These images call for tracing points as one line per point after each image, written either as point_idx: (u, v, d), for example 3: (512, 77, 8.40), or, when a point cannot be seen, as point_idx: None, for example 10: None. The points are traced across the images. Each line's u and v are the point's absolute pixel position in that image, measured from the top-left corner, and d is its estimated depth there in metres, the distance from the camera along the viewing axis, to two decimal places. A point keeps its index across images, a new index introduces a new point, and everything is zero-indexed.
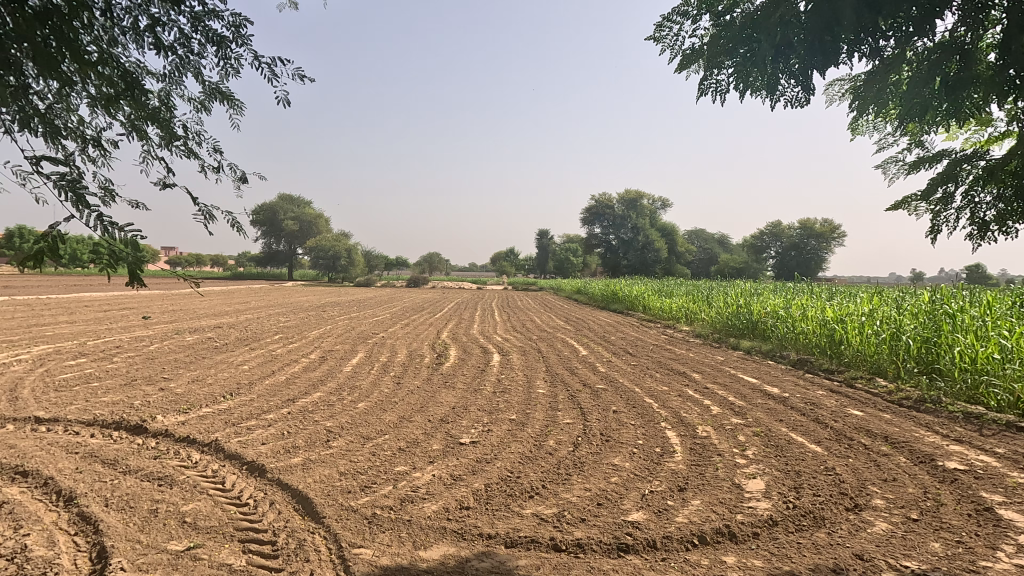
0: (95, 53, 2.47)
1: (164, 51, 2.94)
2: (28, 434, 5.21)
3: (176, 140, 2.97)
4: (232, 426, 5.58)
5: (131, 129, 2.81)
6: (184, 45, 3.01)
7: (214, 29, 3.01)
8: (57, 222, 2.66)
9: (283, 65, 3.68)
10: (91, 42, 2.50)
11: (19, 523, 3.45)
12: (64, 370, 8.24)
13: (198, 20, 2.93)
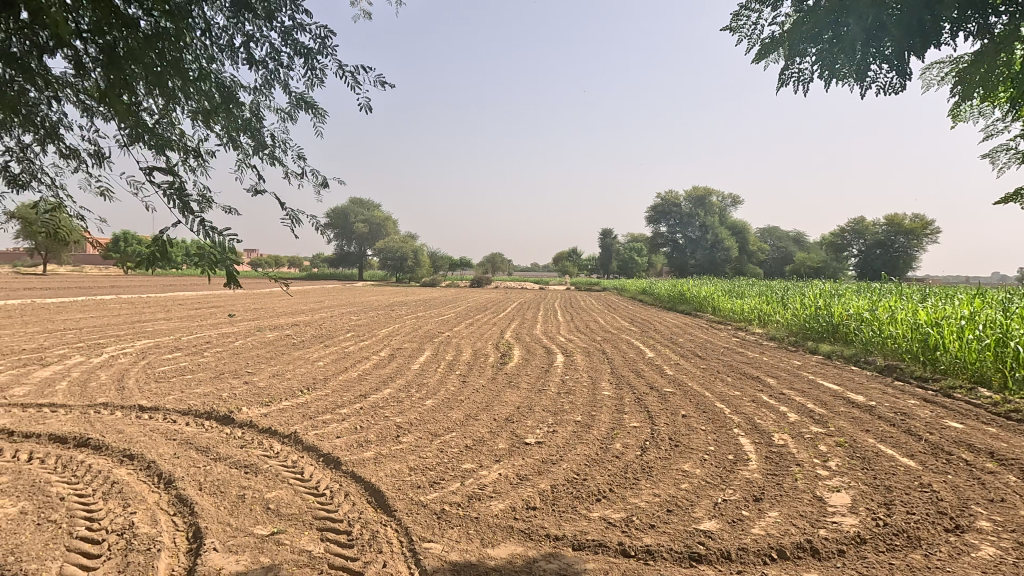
0: (196, 70, 2.65)
1: (255, 66, 3.10)
2: (134, 421, 5.73)
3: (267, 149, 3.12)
4: (309, 420, 5.88)
5: (226, 140, 3.00)
6: (273, 59, 3.16)
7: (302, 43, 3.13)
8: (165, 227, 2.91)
9: (366, 72, 3.70)
10: (193, 60, 2.68)
11: (127, 502, 3.79)
12: (162, 363, 8.99)
13: (287, 34, 3.05)
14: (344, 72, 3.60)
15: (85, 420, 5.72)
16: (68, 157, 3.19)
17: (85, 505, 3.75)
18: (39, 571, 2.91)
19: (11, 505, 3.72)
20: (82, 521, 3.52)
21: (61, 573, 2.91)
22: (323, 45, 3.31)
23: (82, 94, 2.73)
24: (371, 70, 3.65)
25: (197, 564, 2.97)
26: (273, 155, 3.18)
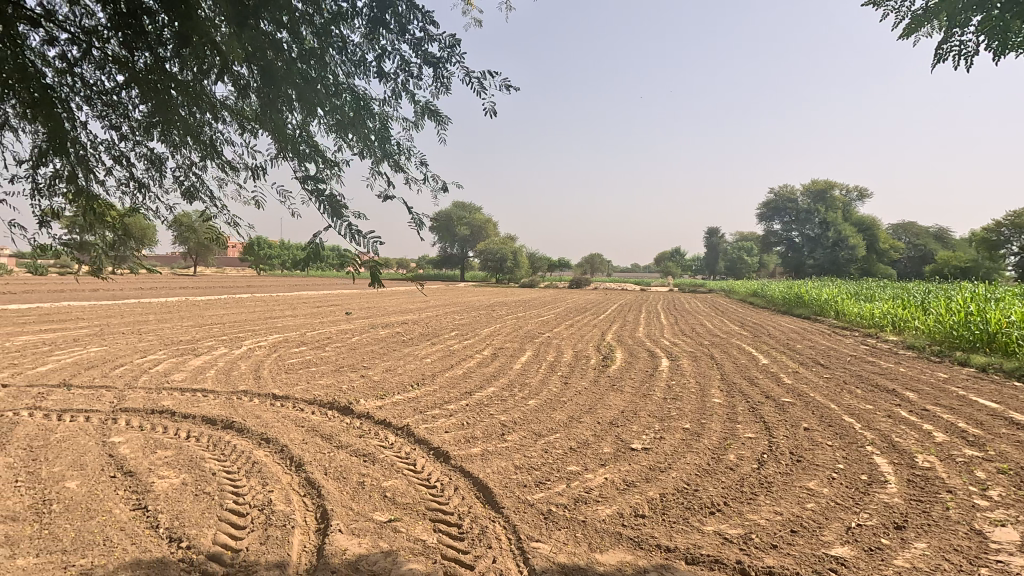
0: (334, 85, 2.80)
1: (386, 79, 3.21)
2: (269, 407, 6.36)
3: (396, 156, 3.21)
4: (419, 414, 6.18)
5: (361, 150, 3.14)
6: (402, 71, 3.25)
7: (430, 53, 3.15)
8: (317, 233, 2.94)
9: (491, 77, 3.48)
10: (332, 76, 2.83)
11: (266, 481, 4.22)
12: (291, 356, 9.91)
13: (416, 46, 3.09)
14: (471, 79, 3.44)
15: (230, 405, 6.45)
16: (225, 172, 3.55)
17: (232, 481, 4.22)
18: (197, 537, 3.31)
19: (174, 477, 4.28)
20: (230, 495, 3.96)
21: (214, 540, 3.29)
22: (449, 53, 3.28)
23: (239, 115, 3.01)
24: (495, 74, 3.44)
25: (325, 543, 3.22)
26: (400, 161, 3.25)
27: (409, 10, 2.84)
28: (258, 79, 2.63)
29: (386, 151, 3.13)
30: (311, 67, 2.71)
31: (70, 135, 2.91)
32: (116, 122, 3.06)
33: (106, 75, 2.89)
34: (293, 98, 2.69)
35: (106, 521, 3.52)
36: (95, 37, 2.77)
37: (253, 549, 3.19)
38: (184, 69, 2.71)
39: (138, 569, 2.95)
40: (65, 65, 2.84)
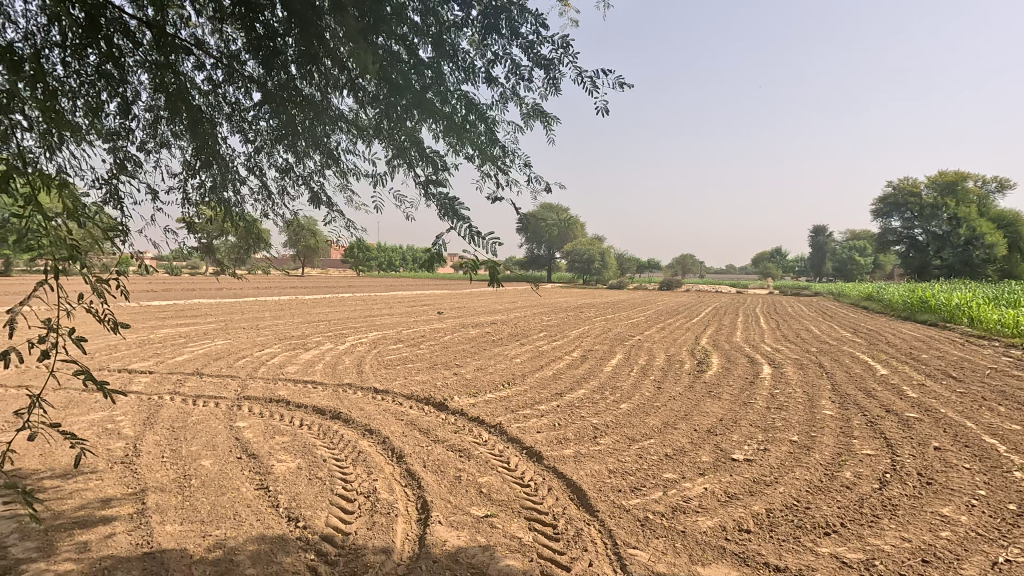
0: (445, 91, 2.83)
1: (494, 83, 3.24)
2: (371, 400, 6.74)
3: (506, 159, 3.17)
4: (511, 413, 6.27)
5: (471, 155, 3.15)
6: (511, 74, 3.27)
7: (539, 53, 3.08)
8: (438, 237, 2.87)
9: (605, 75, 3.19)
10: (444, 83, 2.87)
11: (370, 469, 4.48)
12: (389, 352, 10.43)
13: (525, 47, 3.04)
14: (583, 77, 3.28)
15: (337, 397, 6.91)
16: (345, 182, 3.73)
17: (340, 468, 4.53)
18: (312, 518, 3.60)
19: (291, 460, 4.66)
20: (339, 481, 4.25)
21: (326, 522, 3.56)
22: (557, 53, 3.25)
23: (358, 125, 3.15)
24: (610, 71, 3.15)
25: (425, 533, 3.36)
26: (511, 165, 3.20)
27: (520, 12, 2.87)
28: (378, 86, 2.75)
29: (497, 154, 3.10)
30: (425, 74, 2.78)
31: (214, 148, 3.22)
32: (251, 136, 3.34)
33: (245, 94, 3.17)
34: (407, 104, 2.77)
35: (235, 497, 3.92)
36: (236, 60, 3.06)
37: (360, 533, 3.40)
38: (312, 82, 2.91)
39: (262, 543, 3.29)
40: (211, 87, 3.16)
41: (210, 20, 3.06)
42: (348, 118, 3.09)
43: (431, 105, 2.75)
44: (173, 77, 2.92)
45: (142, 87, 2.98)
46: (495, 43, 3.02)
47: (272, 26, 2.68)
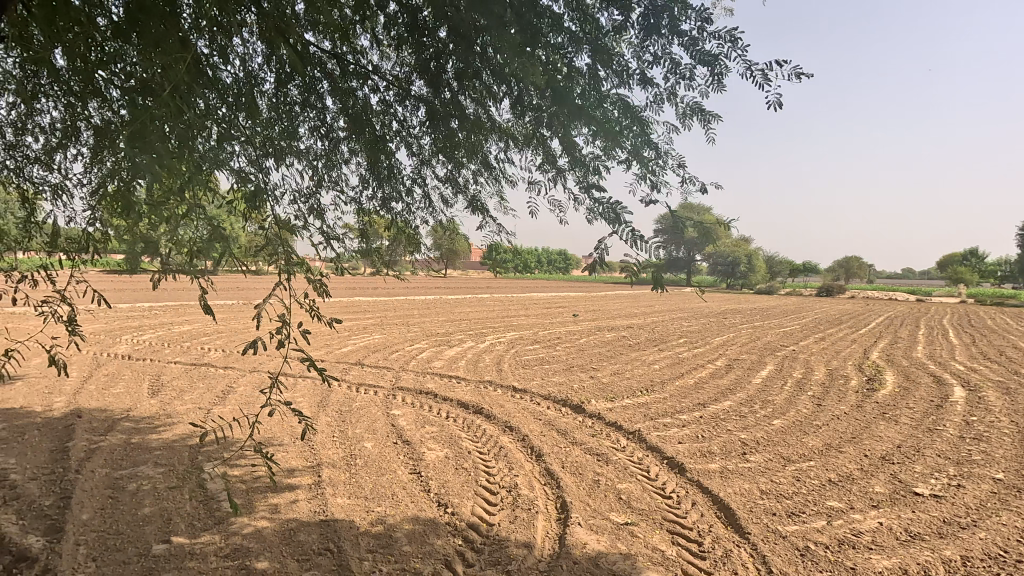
0: (597, 95, 2.78)
1: (650, 86, 3.13)
2: (510, 398, 6.97)
3: (664, 161, 2.95)
4: (651, 420, 6.08)
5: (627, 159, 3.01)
6: (672, 74, 3.12)
7: (702, 47, 2.87)
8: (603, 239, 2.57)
9: (782, 65, 2.79)
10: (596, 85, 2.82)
11: (511, 465, 4.65)
12: (526, 353, 10.69)
13: (685, 43, 2.87)
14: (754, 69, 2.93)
15: (478, 393, 7.26)
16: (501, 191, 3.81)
17: (484, 461, 4.77)
18: (459, 506, 3.87)
19: (439, 450, 5.01)
20: (483, 473, 4.48)
21: (472, 511, 3.80)
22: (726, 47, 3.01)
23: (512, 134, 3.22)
24: (787, 60, 2.75)
25: (565, 533, 3.41)
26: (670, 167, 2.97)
27: (683, 9, 2.74)
28: (533, 95, 2.82)
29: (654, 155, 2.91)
30: (578, 80, 2.77)
31: (384, 161, 3.53)
32: (416, 149, 3.62)
33: (412, 111, 3.47)
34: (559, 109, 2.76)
35: (393, 479, 4.34)
36: (406, 81, 3.37)
37: (503, 526, 3.58)
38: (470, 96, 3.08)
39: (416, 524, 3.63)
40: (384, 107, 3.50)
41: (387, 47, 3.42)
42: (504, 128, 3.20)
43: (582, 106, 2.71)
44: (353, 100, 3.29)
45: (329, 112, 3.40)
46: (654, 44, 2.93)
47: (439, 47, 2.92)
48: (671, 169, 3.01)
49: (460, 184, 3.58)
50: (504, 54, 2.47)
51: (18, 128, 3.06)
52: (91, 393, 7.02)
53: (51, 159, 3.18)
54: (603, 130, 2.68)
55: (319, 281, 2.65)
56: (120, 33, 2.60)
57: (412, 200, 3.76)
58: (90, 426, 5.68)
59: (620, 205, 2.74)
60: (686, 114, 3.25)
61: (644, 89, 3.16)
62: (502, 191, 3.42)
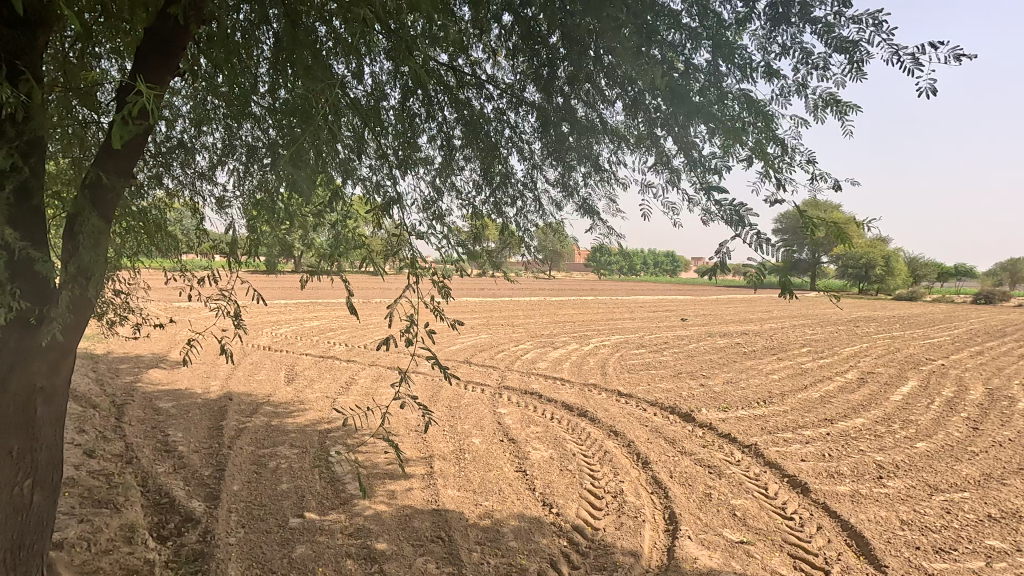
0: (716, 92, 2.67)
1: (777, 78, 2.93)
2: (616, 403, 6.87)
3: (793, 156, 2.73)
4: (769, 434, 5.69)
5: (749, 157, 2.84)
6: (802, 65, 2.90)
7: (836, 33, 2.64)
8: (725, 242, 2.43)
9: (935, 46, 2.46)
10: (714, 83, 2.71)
11: (617, 471, 4.66)
12: (632, 357, 10.44)
13: (816, 30, 2.66)
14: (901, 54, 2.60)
15: (583, 395, 7.24)
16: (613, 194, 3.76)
17: (589, 464, 4.80)
18: (564, 507, 3.98)
19: (545, 450, 5.10)
20: (588, 476, 4.54)
21: (577, 513, 3.90)
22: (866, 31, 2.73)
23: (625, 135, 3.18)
24: (942, 40, 2.41)
25: (675, 545, 3.47)
26: (799, 164, 2.74)
27: None
28: (648, 95, 2.77)
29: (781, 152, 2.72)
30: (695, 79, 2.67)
31: (498, 167, 3.65)
32: (528, 154, 3.70)
33: (525, 117, 3.55)
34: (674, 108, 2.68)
35: (500, 475, 4.51)
36: (519, 88, 3.46)
37: (608, 532, 3.65)
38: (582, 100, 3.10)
39: (522, 521, 3.78)
40: (498, 114, 3.62)
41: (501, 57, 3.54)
42: (616, 129, 3.17)
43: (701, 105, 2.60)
44: (469, 109, 3.44)
45: (447, 122, 3.59)
46: (782, 34, 2.74)
47: (551, 53, 2.98)
48: (799, 166, 2.78)
49: (572, 186, 3.59)
50: (617, 55, 2.46)
51: (191, 149, 3.56)
52: (238, 379, 7.98)
53: (214, 174, 3.65)
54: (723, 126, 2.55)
55: (443, 285, 2.81)
56: (273, 62, 2.95)
57: (524, 204, 3.82)
58: (239, 408, 6.46)
59: (744, 205, 2.58)
60: (818, 107, 2.98)
61: (769, 82, 2.97)
62: (613, 194, 3.37)
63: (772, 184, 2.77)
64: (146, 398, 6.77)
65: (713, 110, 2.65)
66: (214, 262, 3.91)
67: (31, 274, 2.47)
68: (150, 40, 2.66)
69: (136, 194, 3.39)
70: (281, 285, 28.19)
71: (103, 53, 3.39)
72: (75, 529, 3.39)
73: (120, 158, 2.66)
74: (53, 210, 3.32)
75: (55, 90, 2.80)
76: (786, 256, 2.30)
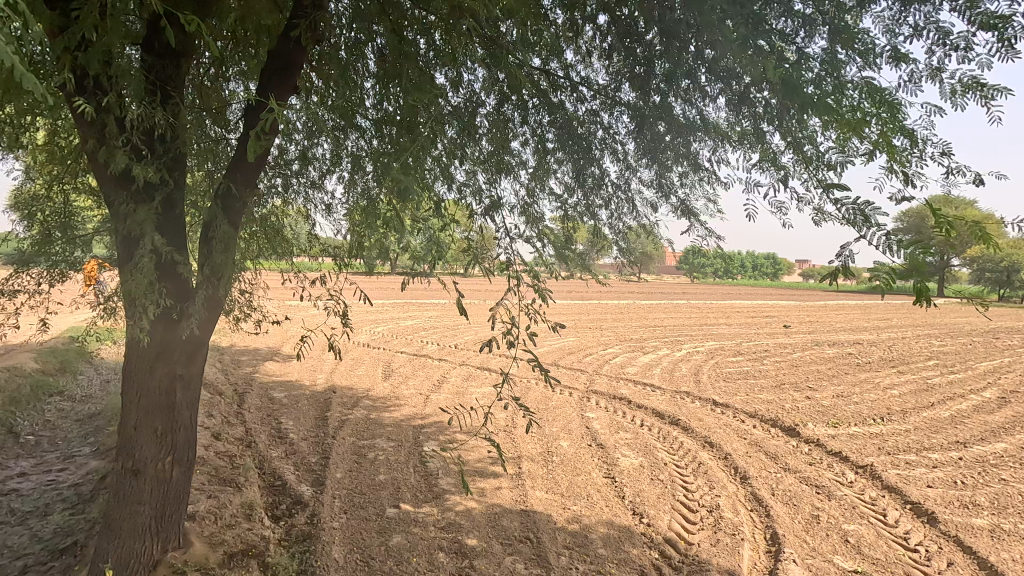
0: (832, 82, 2.47)
1: (905, 63, 2.67)
2: (710, 412, 6.55)
3: (927, 146, 2.46)
4: (888, 455, 5.18)
5: (872, 150, 2.59)
6: (937, 46, 2.61)
7: (980, 7, 2.35)
8: (846, 243, 2.20)
9: None
10: (829, 74, 2.51)
11: (712, 484, 4.47)
12: (729, 365, 9.91)
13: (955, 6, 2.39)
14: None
15: (675, 403, 6.97)
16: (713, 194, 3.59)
17: (682, 475, 4.64)
18: (655, 518, 3.88)
19: (634, 457, 4.99)
20: (681, 488, 4.39)
21: (670, 526, 3.80)
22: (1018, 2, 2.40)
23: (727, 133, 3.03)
24: None
25: (777, 568, 3.32)
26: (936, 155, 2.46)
27: None
28: (753, 89, 2.62)
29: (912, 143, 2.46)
30: (806, 70, 2.49)
31: (591, 169, 3.61)
32: (622, 156, 3.64)
33: (619, 118, 3.51)
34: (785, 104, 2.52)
35: (588, 480, 4.47)
36: (613, 89, 3.44)
37: (704, 547, 3.55)
38: (681, 97, 3.00)
39: (611, 529, 3.73)
40: (591, 116, 3.61)
41: (596, 59, 3.53)
42: (717, 126, 3.04)
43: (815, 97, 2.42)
44: (562, 112, 3.46)
45: (540, 127, 3.64)
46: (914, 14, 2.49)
47: (648, 51, 2.95)
48: (932, 160, 2.50)
49: (668, 187, 3.47)
50: (720, 49, 2.36)
51: (305, 160, 3.85)
52: (341, 373, 8.53)
53: (324, 182, 3.91)
54: (840, 119, 2.37)
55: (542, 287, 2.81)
56: (379, 78, 3.14)
57: (618, 206, 3.76)
58: (341, 401, 6.91)
59: (870, 204, 2.35)
60: (956, 92, 2.67)
61: (897, 68, 2.70)
62: (714, 194, 3.23)
63: (900, 180, 2.52)
64: (262, 388, 7.42)
65: (829, 101, 2.47)
66: (323, 265, 4.18)
67: (174, 274, 2.78)
68: (273, 61, 2.92)
69: (257, 202, 3.69)
70: (378, 286, 29.73)
71: (232, 76, 3.76)
72: (205, 503, 3.80)
73: (247, 169, 2.94)
74: (191, 218, 3.74)
75: (194, 112, 3.16)
76: (919, 258, 2.03)
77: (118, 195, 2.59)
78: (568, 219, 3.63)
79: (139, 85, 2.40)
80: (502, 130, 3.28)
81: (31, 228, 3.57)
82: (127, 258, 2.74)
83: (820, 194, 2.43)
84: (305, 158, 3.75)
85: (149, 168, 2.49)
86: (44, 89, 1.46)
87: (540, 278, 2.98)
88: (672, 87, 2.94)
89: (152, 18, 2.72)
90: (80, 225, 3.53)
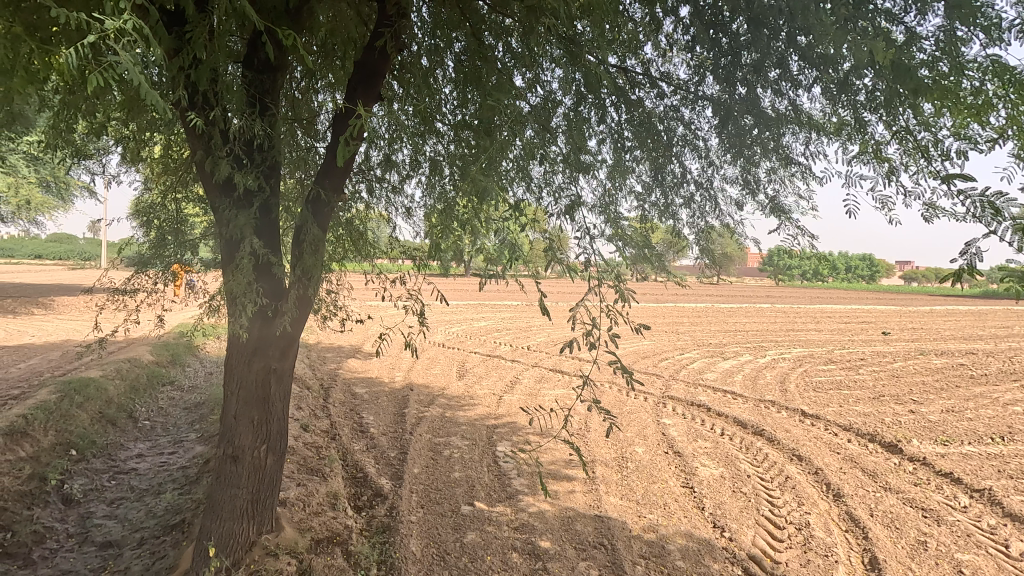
0: (947, 63, 2.24)
1: None
2: (799, 424, 6.15)
3: None
4: (1010, 479, 4.63)
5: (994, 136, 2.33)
6: None
7: None
8: (976, 237, 1.95)
9: None
10: (943, 54, 2.29)
11: (801, 500, 4.19)
12: (819, 374, 9.26)
13: None
14: None
15: (759, 412, 6.62)
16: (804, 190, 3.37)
17: (767, 489, 4.38)
18: (738, 532, 3.69)
19: (715, 467, 4.78)
20: (766, 502, 4.15)
21: (754, 542, 3.61)
22: None
23: (819, 124, 2.84)
24: None
25: None
26: None
27: None
28: (855, 74, 2.44)
29: None
30: (916, 53, 2.29)
31: (671, 167, 3.49)
32: (704, 152, 3.50)
33: (699, 113, 3.38)
34: (891, 89, 2.32)
35: (665, 489, 4.33)
36: (694, 84, 3.33)
37: (791, 567, 3.34)
38: (770, 88, 2.84)
39: (690, 541, 3.59)
40: (672, 113, 3.52)
41: (677, 53, 3.44)
42: (809, 116, 2.86)
43: (928, 80, 2.21)
44: (641, 110, 3.41)
45: (617, 126, 3.59)
46: None
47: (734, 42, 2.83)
48: None
49: (755, 183, 3.29)
50: (816, 35, 2.22)
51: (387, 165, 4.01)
52: (419, 371, 8.81)
53: (404, 186, 4.06)
54: (957, 103, 2.15)
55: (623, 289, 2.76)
56: (460, 83, 3.21)
57: (699, 205, 3.61)
58: (419, 398, 7.13)
59: (1000, 195, 2.10)
60: None
61: None
62: (807, 190, 3.03)
63: None
64: (345, 384, 7.81)
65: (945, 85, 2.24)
66: (403, 266, 4.36)
67: (269, 274, 2.97)
68: (358, 71, 3.07)
69: (343, 208, 3.90)
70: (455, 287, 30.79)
71: (321, 88, 3.99)
72: (295, 491, 4.04)
73: (334, 175, 3.11)
74: (285, 222, 4.01)
75: (287, 122, 3.38)
76: None
77: (221, 202, 2.82)
78: (645, 218, 3.50)
79: (240, 99, 2.60)
80: (579, 130, 3.25)
81: (149, 233, 3.96)
82: (230, 259, 2.96)
83: (939, 187, 2.21)
84: (387, 164, 3.91)
85: (248, 176, 2.69)
86: (162, 103, 1.64)
87: (619, 278, 2.91)
88: (759, 77, 2.79)
89: (253, 36, 2.94)
90: (188, 231, 3.86)
